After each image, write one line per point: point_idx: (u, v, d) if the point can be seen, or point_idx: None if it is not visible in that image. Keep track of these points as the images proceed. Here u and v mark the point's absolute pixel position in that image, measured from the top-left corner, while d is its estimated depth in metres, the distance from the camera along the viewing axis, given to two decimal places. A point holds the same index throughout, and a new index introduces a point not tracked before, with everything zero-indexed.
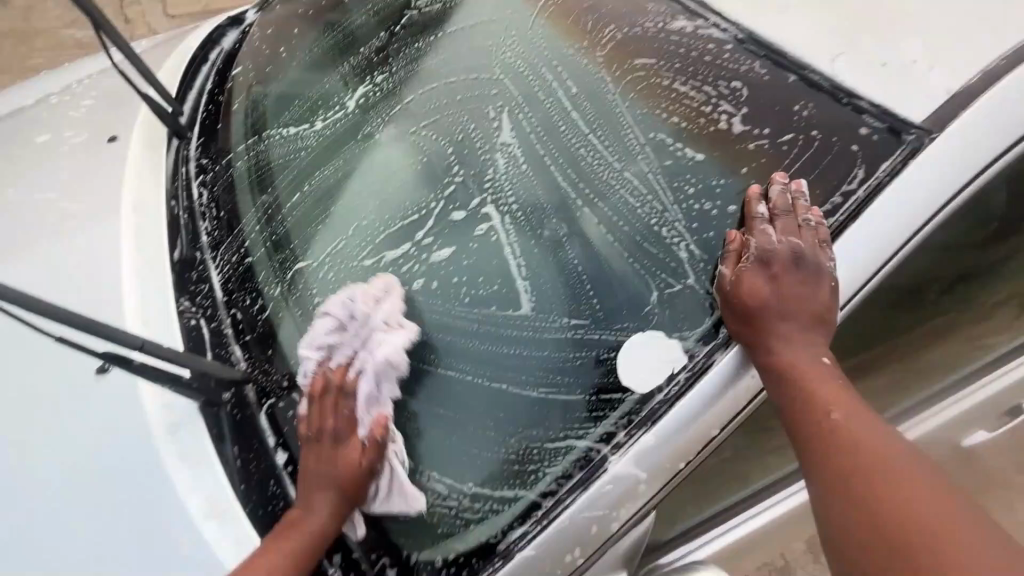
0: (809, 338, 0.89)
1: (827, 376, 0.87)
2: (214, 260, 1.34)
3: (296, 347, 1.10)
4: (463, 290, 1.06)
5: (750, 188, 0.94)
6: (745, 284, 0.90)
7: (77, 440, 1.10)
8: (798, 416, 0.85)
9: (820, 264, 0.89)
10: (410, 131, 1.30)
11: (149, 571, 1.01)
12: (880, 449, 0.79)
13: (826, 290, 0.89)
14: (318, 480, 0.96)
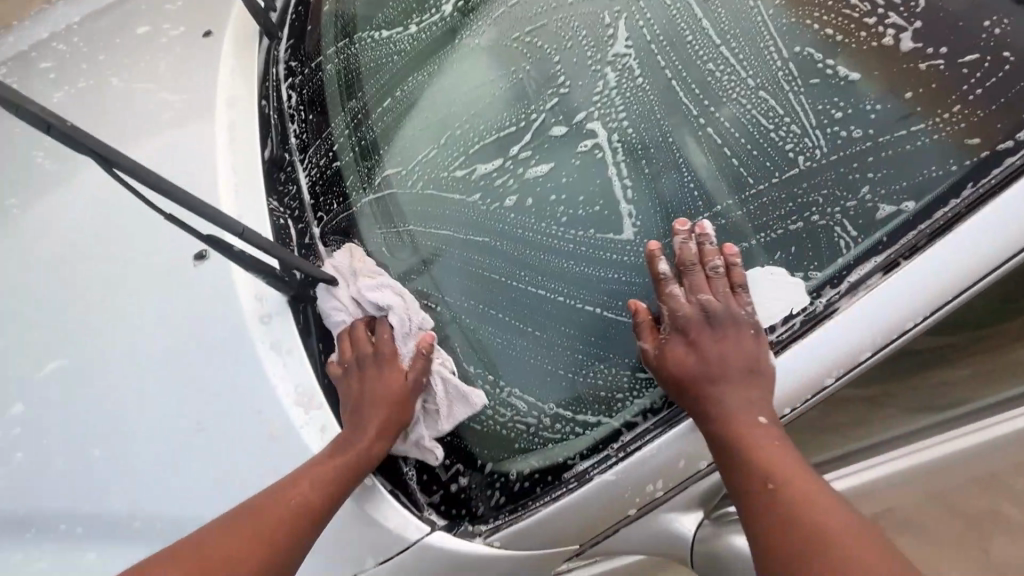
0: (746, 389, 0.89)
1: (764, 433, 0.87)
2: (302, 162, 1.34)
3: (392, 252, 1.14)
4: (560, 209, 1.01)
5: (648, 244, 0.94)
6: (675, 354, 0.92)
7: (174, 321, 1.14)
8: (744, 464, 0.85)
9: (733, 315, 0.93)
10: (511, 38, 1.21)
11: (232, 451, 1.04)
12: (808, 493, 0.82)
13: (750, 338, 0.91)
14: (363, 401, 1.01)
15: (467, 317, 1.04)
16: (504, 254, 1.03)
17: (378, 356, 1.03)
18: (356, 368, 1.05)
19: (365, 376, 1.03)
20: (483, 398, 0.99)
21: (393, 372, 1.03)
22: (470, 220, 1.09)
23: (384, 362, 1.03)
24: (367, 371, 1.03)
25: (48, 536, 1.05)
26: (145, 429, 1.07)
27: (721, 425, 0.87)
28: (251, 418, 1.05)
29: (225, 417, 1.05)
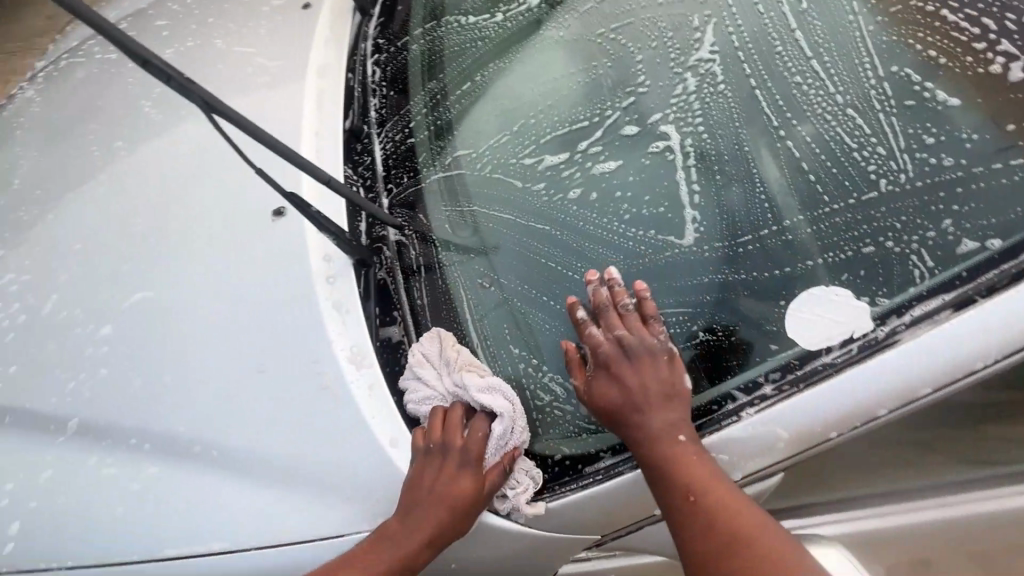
0: (667, 414, 0.86)
1: (686, 451, 0.84)
2: (379, 135, 1.40)
3: (449, 228, 1.20)
4: (624, 206, 1.02)
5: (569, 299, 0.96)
6: (598, 393, 0.90)
7: (251, 271, 1.23)
8: (671, 484, 0.83)
9: (648, 345, 0.90)
10: (595, 34, 1.22)
11: (286, 396, 1.11)
12: (729, 503, 0.81)
13: (666, 368, 0.88)
14: (425, 495, 0.96)
15: (518, 300, 1.07)
16: (562, 244, 1.06)
17: (465, 454, 0.96)
18: (430, 452, 0.97)
19: (441, 467, 0.96)
20: (525, 379, 1.02)
21: (470, 473, 0.96)
22: (531, 208, 1.12)
23: (468, 464, 0.96)
24: (446, 463, 0.96)
25: (120, 448, 1.15)
26: (213, 364, 1.17)
27: (647, 454, 0.85)
28: (309, 368, 1.12)
29: (285, 363, 1.13)
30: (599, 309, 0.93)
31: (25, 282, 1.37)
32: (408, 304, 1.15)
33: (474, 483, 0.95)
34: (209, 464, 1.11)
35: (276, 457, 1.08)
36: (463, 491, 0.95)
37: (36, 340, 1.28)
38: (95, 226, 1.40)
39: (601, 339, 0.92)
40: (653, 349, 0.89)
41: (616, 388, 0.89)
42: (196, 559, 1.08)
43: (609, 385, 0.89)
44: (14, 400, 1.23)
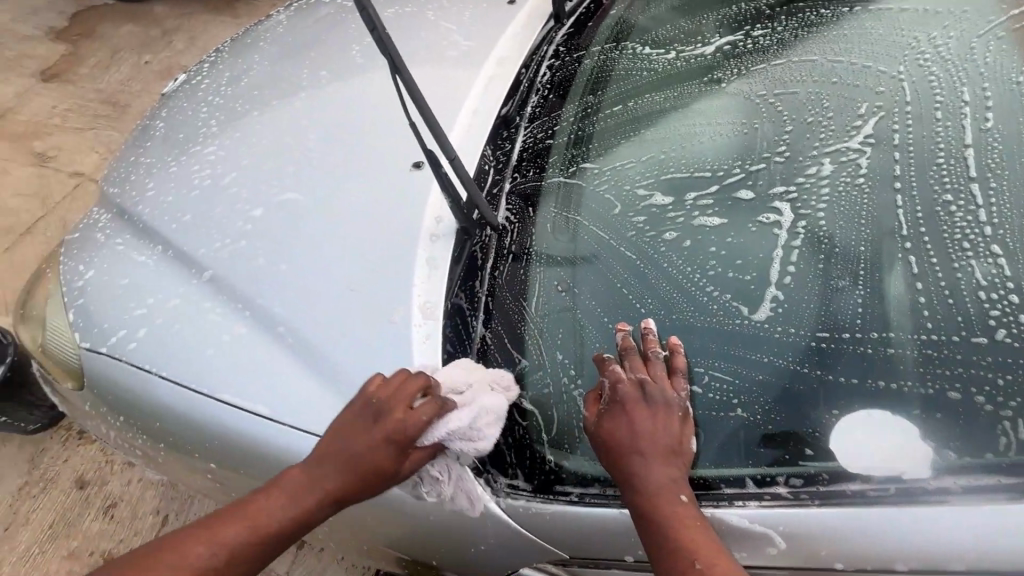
0: (669, 469, 0.86)
1: (686, 512, 0.83)
2: (525, 129, 1.53)
3: (549, 230, 1.29)
4: (712, 261, 1.00)
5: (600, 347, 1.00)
6: (607, 428, 0.90)
7: (378, 205, 1.42)
8: (667, 540, 0.81)
9: (667, 397, 0.90)
10: (757, 94, 1.21)
11: (360, 314, 1.26)
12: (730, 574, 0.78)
13: (678, 423, 0.89)
14: (351, 455, 1.01)
15: (580, 312, 1.12)
16: (642, 277, 1.07)
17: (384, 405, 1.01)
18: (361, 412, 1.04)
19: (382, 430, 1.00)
20: (559, 385, 1.08)
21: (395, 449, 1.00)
22: (628, 235, 1.16)
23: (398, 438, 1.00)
24: (376, 426, 1.01)
25: (229, 304, 1.39)
26: (319, 267, 1.36)
27: (642, 504, 0.84)
28: (386, 300, 1.26)
29: (370, 288, 1.29)
30: (625, 350, 0.96)
31: (220, 156, 1.71)
32: (488, 280, 1.27)
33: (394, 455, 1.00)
34: (282, 344, 1.30)
35: (333, 361, 1.24)
36: (384, 459, 1.00)
37: (209, 201, 1.60)
38: (281, 131, 1.70)
39: (621, 376, 0.92)
40: (669, 402, 0.90)
41: (626, 429, 0.89)
42: (245, 415, 1.27)
43: (621, 423, 0.89)
44: (178, 240, 1.55)
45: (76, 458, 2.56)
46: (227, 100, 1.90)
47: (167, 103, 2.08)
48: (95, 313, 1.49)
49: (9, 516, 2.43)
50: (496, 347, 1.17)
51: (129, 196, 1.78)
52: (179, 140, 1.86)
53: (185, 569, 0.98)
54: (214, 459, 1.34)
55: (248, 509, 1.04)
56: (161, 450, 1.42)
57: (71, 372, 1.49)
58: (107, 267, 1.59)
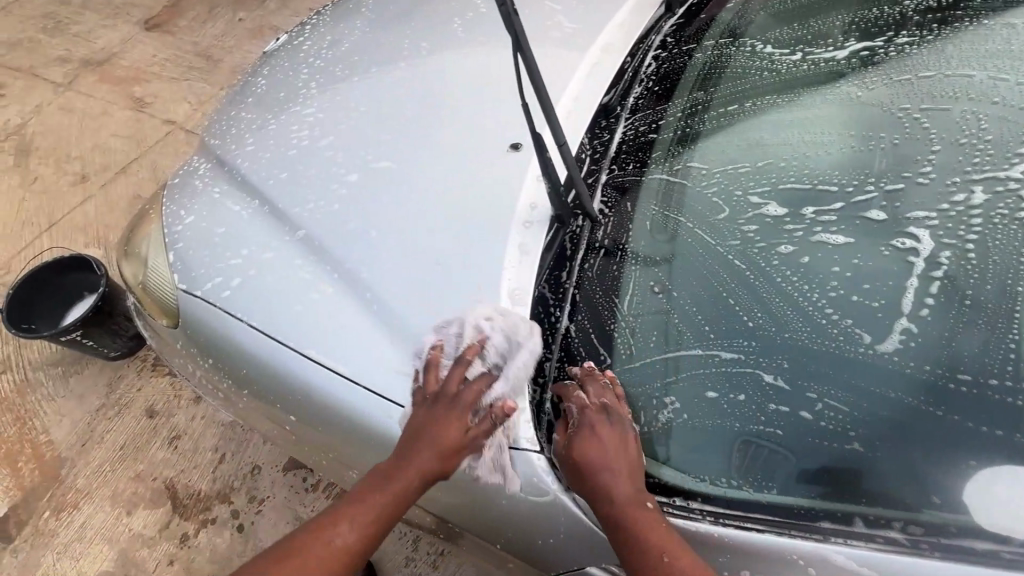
0: (633, 482, 0.93)
1: (651, 515, 0.90)
2: (626, 121, 1.50)
3: (648, 227, 1.25)
4: (833, 283, 0.94)
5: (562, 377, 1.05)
6: (580, 447, 0.95)
7: (473, 184, 1.42)
8: (639, 541, 0.88)
9: (623, 422, 0.97)
10: (898, 107, 1.11)
11: (448, 290, 1.28)
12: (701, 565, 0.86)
13: (632, 444, 0.96)
14: (414, 435, 1.12)
15: (677, 315, 1.07)
16: (753, 289, 1.01)
17: (446, 398, 1.13)
18: (423, 403, 1.15)
19: (444, 412, 1.12)
20: (643, 390, 1.02)
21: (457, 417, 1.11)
22: (736, 242, 1.10)
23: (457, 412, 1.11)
24: (439, 407, 1.13)
25: (320, 264, 1.43)
26: (410, 239, 1.38)
27: (614, 512, 0.91)
28: (476, 279, 1.26)
29: (460, 265, 1.30)
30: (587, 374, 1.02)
31: (318, 119, 1.75)
32: (578, 271, 1.25)
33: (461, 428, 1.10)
34: (368, 311, 1.33)
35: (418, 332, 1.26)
36: (453, 434, 1.10)
37: (306, 162, 1.64)
38: (380, 99, 1.72)
39: (587, 401, 0.98)
40: (625, 427, 0.97)
41: (596, 452, 0.93)
42: (327, 375, 1.32)
43: (591, 443, 0.95)
44: (275, 197, 1.60)
45: (147, 388, 2.72)
46: (328, 63, 1.93)
47: (269, 61, 2.14)
48: (193, 259, 1.57)
49: (86, 433, 2.62)
50: (583, 341, 1.15)
51: (229, 149, 1.85)
52: (278, 99, 1.91)
53: None
54: (292, 412, 1.40)
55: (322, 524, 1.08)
56: (244, 398, 1.49)
57: (167, 311, 1.57)
58: (206, 215, 1.66)
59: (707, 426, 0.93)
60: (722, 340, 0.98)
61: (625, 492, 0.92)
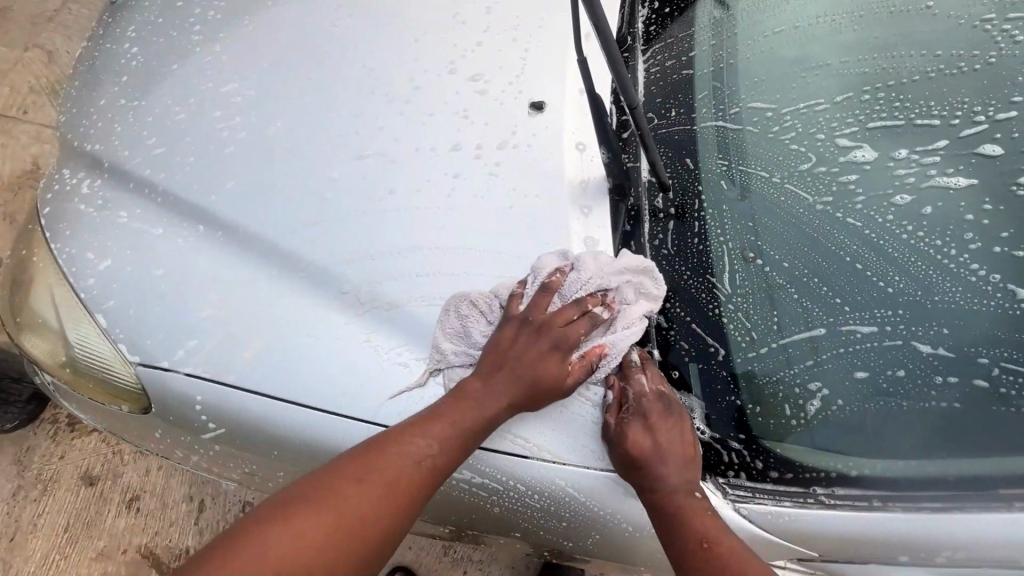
0: (684, 471, 0.92)
1: (697, 506, 0.91)
2: (645, 54, 1.31)
3: (722, 186, 1.10)
4: (969, 233, 0.88)
5: (629, 347, 1.01)
6: (630, 436, 0.93)
7: (500, 164, 1.16)
8: (678, 524, 0.89)
9: (676, 413, 0.95)
10: (978, 18, 1.02)
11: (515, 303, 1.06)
12: (739, 560, 0.85)
13: (687, 436, 0.94)
14: (507, 358, 0.98)
15: (793, 288, 0.97)
16: (881, 249, 0.92)
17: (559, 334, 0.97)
18: (527, 331, 0.98)
19: (542, 342, 0.97)
20: (778, 380, 0.95)
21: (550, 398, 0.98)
22: (833, 196, 0.99)
23: (557, 348, 0.97)
24: (539, 342, 0.97)
25: (331, 296, 1.13)
26: (439, 244, 1.12)
27: (656, 495, 0.92)
28: None
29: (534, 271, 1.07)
30: (644, 359, 1.00)
31: (247, 96, 1.29)
32: (653, 251, 1.09)
33: (559, 372, 0.97)
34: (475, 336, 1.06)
35: None
36: (551, 367, 0.96)
37: (256, 161, 1.23)
38: (328, 60, 1.30)
39: (644, 388, 0.96)
40: (680, 417, 0.95)
41: (647, 439, 0.92)
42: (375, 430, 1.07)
43: (643, 432, 0.93)
44: (231, 218, 1.21)
45: (73, 453, 2.06)
46: (228, 14, 1.42)
47: (128, 17, 1.54)
48: (141, 320, 1.17)
49: (8, 526, 1.95)
50: (684, 332, 1.03)
51: (120, 154, 1.33)
52: (169, 70, 1.39)
53: (317, 535, 0.80)
54: None
55: (385, 449, 0.91)
56: (276, 478, 1.19)
57: (124, 393, 1.20)
58: (130, 255, 1.22)
59: (868, 409, 0.89)
60: (858, 313, 0.91)
61: (673, 478, 0.91)
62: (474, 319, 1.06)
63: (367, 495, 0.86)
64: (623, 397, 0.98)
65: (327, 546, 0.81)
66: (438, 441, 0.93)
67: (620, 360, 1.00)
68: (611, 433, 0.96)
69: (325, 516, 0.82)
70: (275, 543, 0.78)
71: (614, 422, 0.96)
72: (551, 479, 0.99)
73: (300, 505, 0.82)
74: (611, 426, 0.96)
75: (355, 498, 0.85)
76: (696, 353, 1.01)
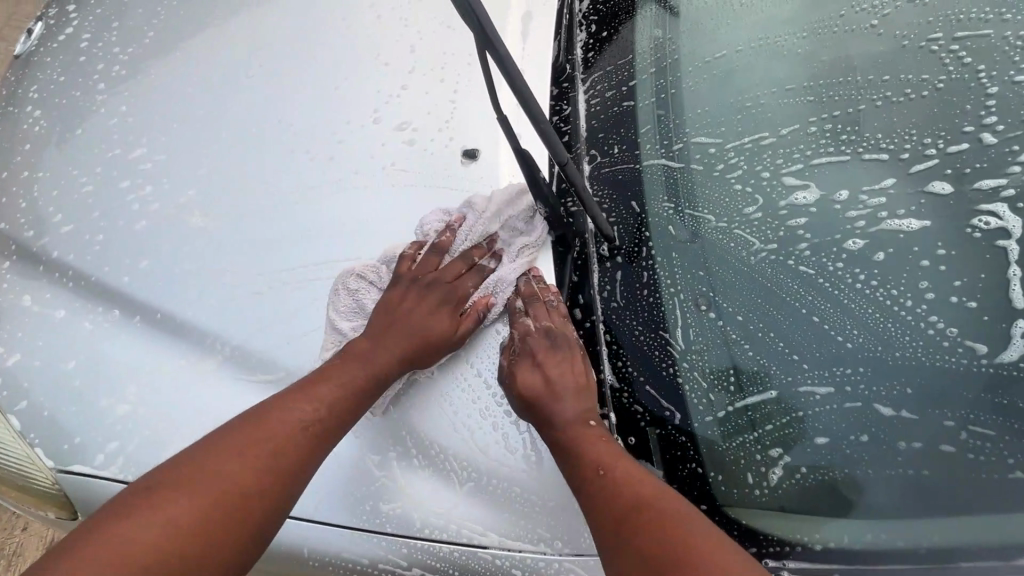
0: (579, 403, 0.94)
1: (597, 436, 0.91)
2: (585, 83, 1.22)
3: (672, 231, 1.02)
4: (926, 281, 0.82)
5: (509, 282, 1.05)
6: (520, 375, 0.96)
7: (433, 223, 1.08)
8: (580, 456, 0.89)
9: (568, 342, 0.99)
10: (924, 38, 0.95)
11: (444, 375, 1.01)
12: (636, 475, 0.85)
13: (579, 362, 0.97)
14: (406, 322, 1.01)
15: (748, 344, 0.91)
16: (836, 300, 0.86)
17: (449, 290, 1.03)
18: (417, 284, 1.04)
19: (433, 294, 1.03)
20: (738, 446, 0.89)
21: (444, 319, 1.00)
22: (781, 242, 0.93)
23: (448, 299, 1.02)
24: (434, 295, 1.03)
25: (260, 380, 1.04)
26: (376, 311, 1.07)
27: (557, 431, 0.92)
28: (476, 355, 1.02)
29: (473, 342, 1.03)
30: (528, 300, 1.01)
31: (158, 162, 1.20)
32: (601, 305, 1.02)
33: (449, 327, 1.00)
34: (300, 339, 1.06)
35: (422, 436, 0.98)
36: (440, 319, 1.00)
37: (174, 235, 1.14)
38: (244, 117, 1.21)
39: (529, 327, 0.99)
40: (569, 347, 0.98)
41: (537, 375, 0.95)
42: (314, 530, 0.97)
43: (533, 369, 0.96)
44: (150, 299, 1.11)
45: None
46: (133, 68, 1.31)
47: (28, 75, 1.42)
48: (59, 420, 1.08)
49: None
50: (638, 394, 0.96)
51: (24, 232, 1.22)
52: (74, 135, 1.28)
53: (198, 506, 0.77)
54: None
55: (282, 408, 0.89)
56: None
57: (41, 500, 1.08)
58: (41, 349, 1.12)
59: (833, 476, 0.83)
60: (817, 372, 0.85)
61: (569, 409, 0.93)
62: (365, 288, 1.07)
63: (251, 454, 0.84)
64: (513, 335, 1.01)
65: (208, 508, 0.78)
66: (333, 398, 0.93)
67: (502, 297, 1.04)
68: (506, 374, 0.98)
69: (197, 481, 0.79)
70: (150, 521, 0.75)
71: (507, 365, 0.99)
72: (507, 569, 0.92)
73: (178, 476, 0.79)
74: (505, 369, 0.98)
75: (241, 462, 0.82)
76: (652, 419, 0.94)
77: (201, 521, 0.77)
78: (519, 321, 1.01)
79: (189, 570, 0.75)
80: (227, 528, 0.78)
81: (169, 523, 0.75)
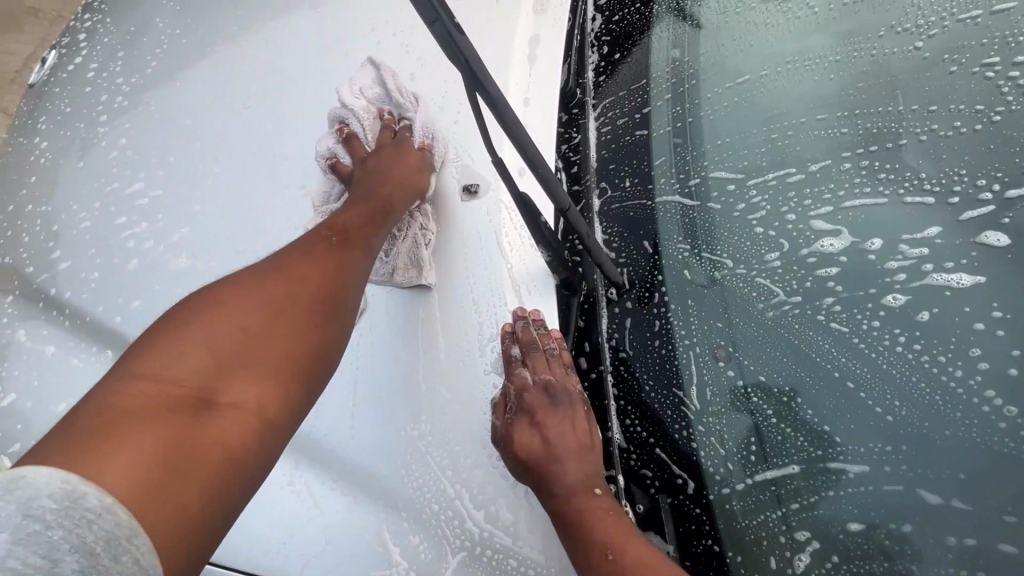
0: (582, 465, 0.88)
1: (605, 508, 0.84)
2: (596, 108, 1.12)
3: (687, 277, 0.93)
4: (980, 348, 0.71)
5: (503, 330, 0.97)
6: (517, 437, 0.90)
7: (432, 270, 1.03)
8: (587, 534, 0.81)
9: (570, 396, 0.94)
10: (977, 63, 0.84)
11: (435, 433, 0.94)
12: (650, 563, 0.77)
13: (581, 417, 0.92)
14: (368, 179, 1.11)
15: (771, 409, 0.82)
16: (873, 366, 0.76)
17: (394, 146, 1.15)
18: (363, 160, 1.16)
19: (378, 163, 1.13)
20: (759, 525, 0.80)
21: (410, 157, 1.12)
22: (807, 295, 0.83)
23: (398, 153, 1.14)
24: (381, 158, 1.14)
25: None
26: (371, 340, 1.02)
27: (560, 500, 0.85)
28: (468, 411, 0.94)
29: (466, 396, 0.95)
30: (526, 348, 0.94)
31: (153, 197, 1.17)
32: (609, 354, 0.93)
33: (417, 159, 1.11)
34: None
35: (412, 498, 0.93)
36: (401, 166, 1.11)
37: (169, 272, 1.11)
38: (240, 148, 1.17)
39: (527, 380, 0.93)
40: (571, 400, 0.93)
41: (537, 437, 0.90)
42: None
43: (533, 430, 0.90)
44: None
45: None
46: (134, 99, 1.29)
47: (35, 106, 1.42)
48: None
49: None
50: (647, 458, 0.87)
51: (24, 269, 1.21)
52: (76, 168, 1.27)
53: (255, 308, 0.82)
54: None
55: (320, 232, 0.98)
56: None
57: None
58: (35, 390, 1.10)
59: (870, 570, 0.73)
60: (852, 449, 0.76)
61: (572, 473, 0.87)
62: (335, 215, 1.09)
63: (296, 272, 0.89)
64: (511, 389, 0.95)
65: (265, 313, 0.83)
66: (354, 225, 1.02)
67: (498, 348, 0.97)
68: (503, 433, 0.91)
69: (246, 294, 0.83)
70: (208, 328, 0.78)
71: (503, 424, 0.92)
72: None
73: (222, 296, 0.82)
74: (502, 428, 0.92)
75: (284, 277, 0.88)
76: (662, 486, 0.86)
77: (261, 321, 0.82)
78: (517, 373, 0.94)
79: (266, 361, 0.80)
80: (289, 329, 0.83)
81: (231, 327, 0.79)
